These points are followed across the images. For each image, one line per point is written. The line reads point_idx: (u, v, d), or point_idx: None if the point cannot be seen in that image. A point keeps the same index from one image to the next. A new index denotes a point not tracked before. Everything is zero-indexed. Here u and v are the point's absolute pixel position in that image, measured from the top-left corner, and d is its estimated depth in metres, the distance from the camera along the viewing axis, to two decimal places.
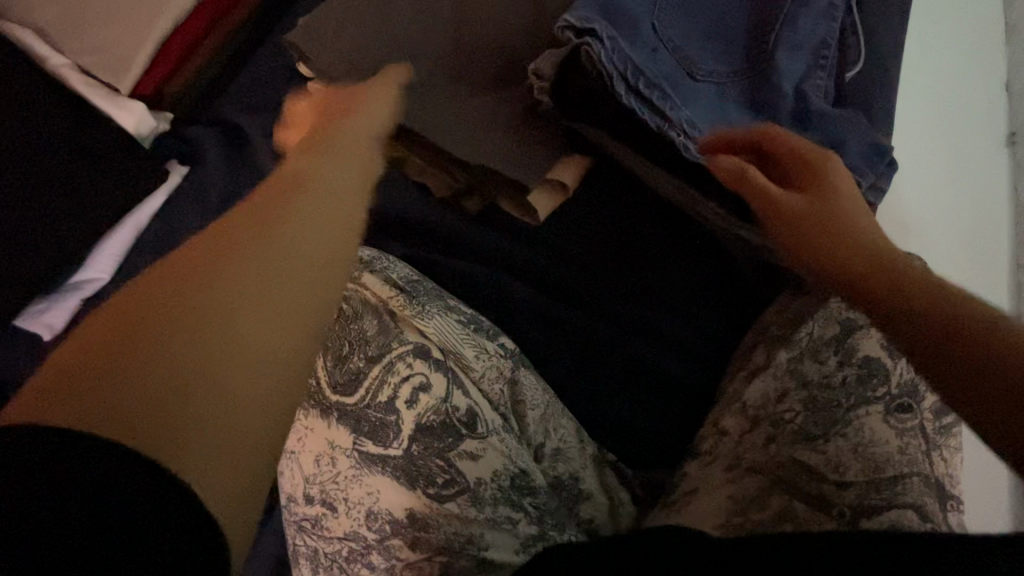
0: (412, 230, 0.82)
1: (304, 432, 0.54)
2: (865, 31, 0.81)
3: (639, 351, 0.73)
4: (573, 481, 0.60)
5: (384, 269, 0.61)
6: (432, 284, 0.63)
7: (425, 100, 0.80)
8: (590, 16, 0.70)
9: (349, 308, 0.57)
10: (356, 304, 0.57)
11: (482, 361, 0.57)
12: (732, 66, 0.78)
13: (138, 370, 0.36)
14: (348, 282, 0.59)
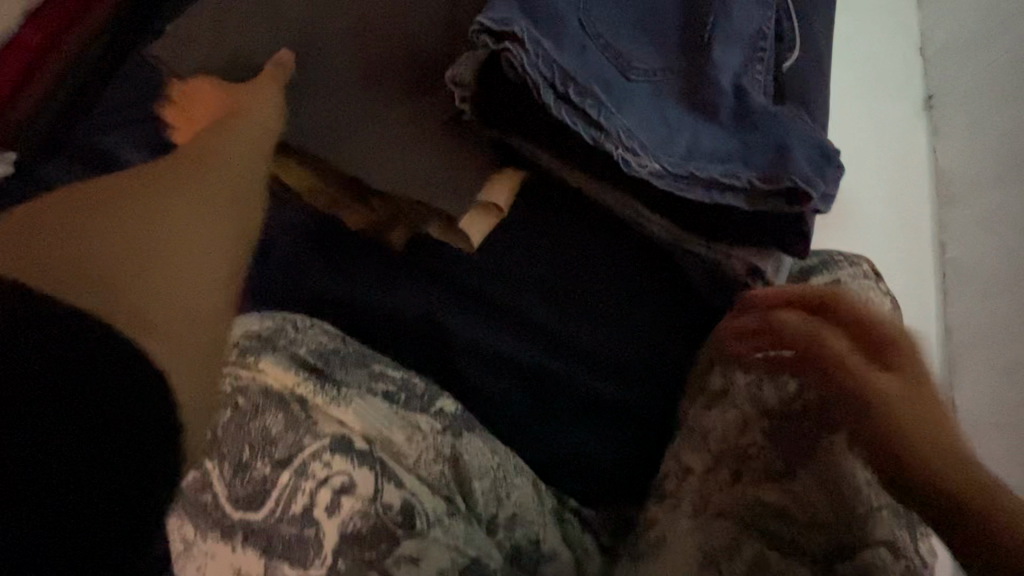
0: (330, 260, 0.70)
1: (204, 562, 0.44)
2: (800, 16, 0.76)
3: (595, 387, 0.66)
4: (532, 547, 0.54)
5: (287, 341, 0.49)
6: (355, 346, 0.54)
7: (326, 116, 0.68)
8: (507, 16, 0.62)
9: (248, 403, 0.46)
10: (256, 395, 0.46)
11: (416, 444, 0.49)
12: (668, 61, 0.71)
13: (85, 241, 0.38)
14: (234, 367, 0.46)
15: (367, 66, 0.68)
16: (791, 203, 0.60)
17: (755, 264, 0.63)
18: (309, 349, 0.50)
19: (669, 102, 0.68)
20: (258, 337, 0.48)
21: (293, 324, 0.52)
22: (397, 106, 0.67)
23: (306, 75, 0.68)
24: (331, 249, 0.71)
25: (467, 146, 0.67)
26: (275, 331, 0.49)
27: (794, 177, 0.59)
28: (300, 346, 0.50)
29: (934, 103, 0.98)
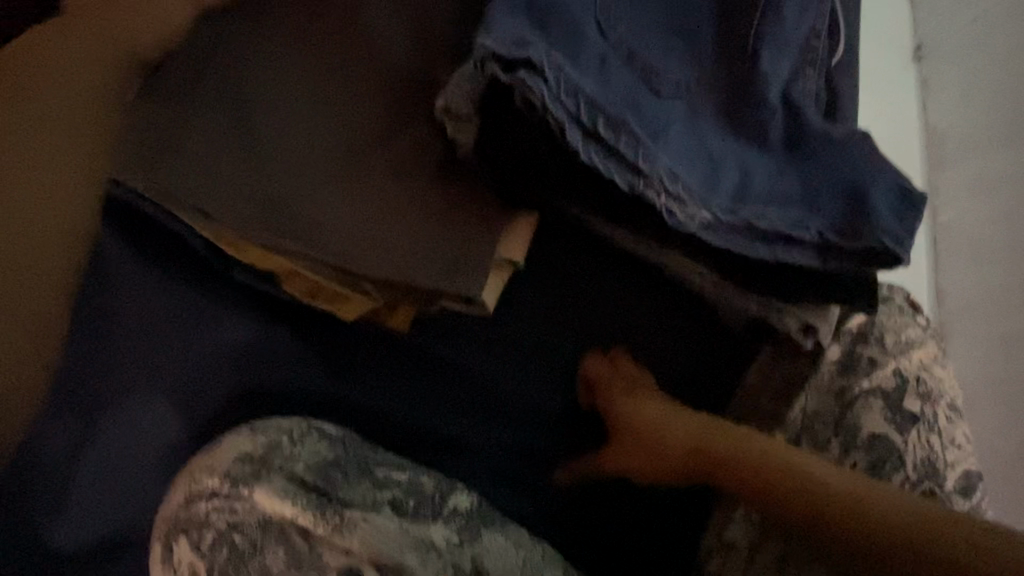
0: (308, 322, 0.61)
1: None
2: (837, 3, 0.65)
3: None
4: None
5: (286, 459, 0.44)
6: (354, 450, 0.49)
7: (292, 171, 0.55)
8: (519, 36, 0.49)
9: (245, 540, 0.41)
10: (253, 529, 0.41)
11: (431, 565, 0.44)
12: (704, 71, 0.59)
13: None
14: (233, 499, 0.42)
15: (339, 93, 0.56)
16: (869, 263, 0.53)
17: (811, 322, 0.57)
18: (308, 467, 0.45)
19: (709, 125, 0.58)
20: (249, 459, 0.44)
21: (290, 436, 0.47)
22: (382, 148, 0.55)
23: (271, 126, 0.55)
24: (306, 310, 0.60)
25: (466, 187, 0.56)
26: (274, 446, 0.45)
27: (879, 234, 0.52)
28: (296, 463, 0.45)
29: (924, 53, 0.96)
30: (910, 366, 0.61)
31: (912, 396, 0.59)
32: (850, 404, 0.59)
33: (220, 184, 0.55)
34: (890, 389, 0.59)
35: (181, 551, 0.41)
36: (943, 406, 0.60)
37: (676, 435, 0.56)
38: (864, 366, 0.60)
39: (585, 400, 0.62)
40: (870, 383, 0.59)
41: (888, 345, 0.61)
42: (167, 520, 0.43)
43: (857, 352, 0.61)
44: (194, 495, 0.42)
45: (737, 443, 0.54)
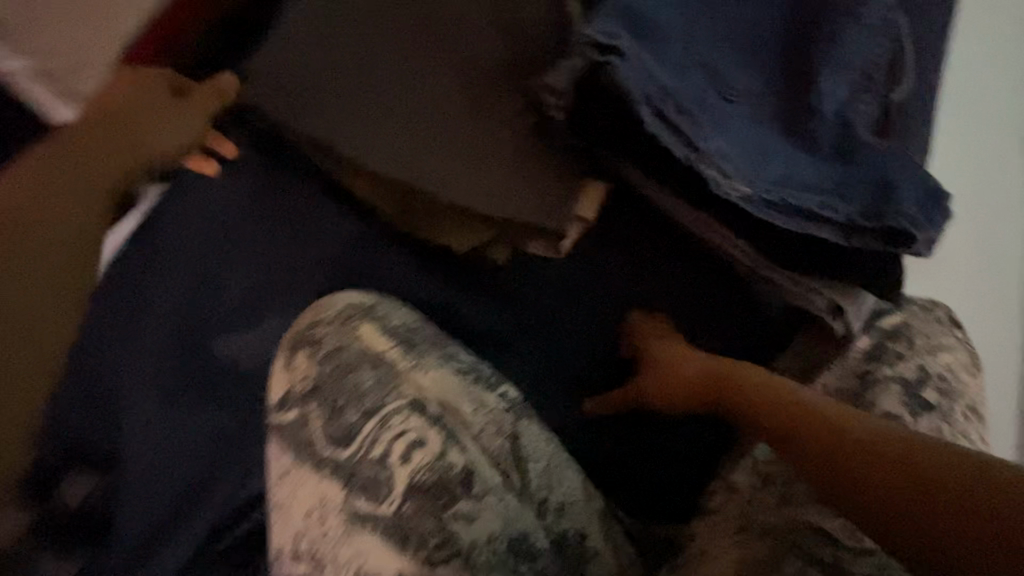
0: None
1: (297, 484, 0.50)
2: (917, 50, 0.72)
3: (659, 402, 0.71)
4: (578, 538, 0.58)
5: (384, 316, 0.57)
6: (431, 329, 0.60)
7: (420, 109, 0.68)
8: (614, 30, 0.63)
9: (347, 359, 0.53)
10: (355, 354, 0.53)
11: (480, 416, 0.55)
12: (773, 82, 0.69)
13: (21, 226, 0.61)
14: (348, 326, 0.55)
15: (469, 57, 0.69)
16: (891, 242, 0.61)
17: (839, 304, 0.65)
18: (400, 325, 0.57)
19: (767, 124, 0.68)
20: (358, 308, 0.57)
21: (387, 304, 0.59)
22: (494, 102, 0.68)
23: (407, 69, 0.68)
24: None
25: (555, 152, 0.69)
26: (376, 308, 0.58)
27: (903, 219, 0.60)
28: (391, 320, 0.58)
29: None
30: (932, 363, 0.65)
31: (930, 387, 0.63)
32: (870, 386, 0.63)
33: (342, 104, 0.67)
34: (910, 378, 0.63)
35: (300, 359, 0.54)
36: (959, 403, 0.63)
37: (701, 373, 0.64)
38: (889, 356, 0.65)
39: (625, 343, 0.70)
40: (892, 371, 0.64)
41: (915, 345, 0.66)
42: (291, 337, 0.56)
43: (885, 344, 0.66)
44: (316, 323, 0.56)
45: (763, 386, 0.59)
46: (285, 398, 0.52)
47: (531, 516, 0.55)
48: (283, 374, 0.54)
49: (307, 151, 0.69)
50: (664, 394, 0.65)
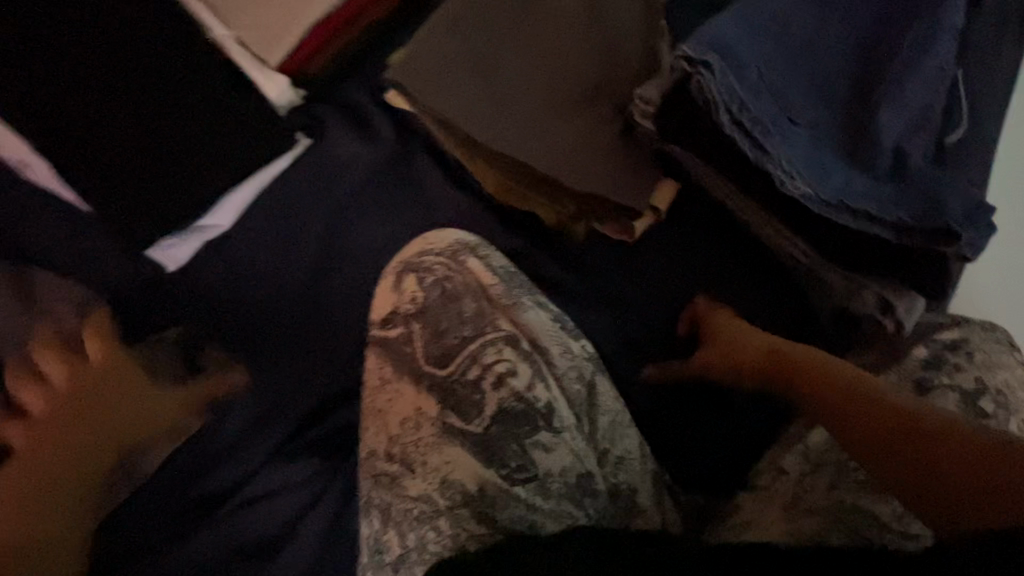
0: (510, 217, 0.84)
1: (394, 395, 0.57)
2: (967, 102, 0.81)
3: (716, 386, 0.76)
4: (630, 492, 0.61)
5: (487, 256, 0.63)
6: (524, 278, 0.64)
7: (522, 104, 0.79)
8: (706, 48, 0.70)
9: (452, 288, 0.59)
10: (459, 284, 0.60)
11: (565, 360, 0.59)
12: (840, 108, 0.76)
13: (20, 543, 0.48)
14: (455, 261, 0.62)
15: (572, 64, 0.80)
16: (939, 242, 0.65)
17: (889, 301, 0.70)
18: (499, 267, 0.63)
19: (831, 143, 0.74)
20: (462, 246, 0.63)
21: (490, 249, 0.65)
22: (589, 102, 0.80)
23: (516, 68, 0.80)
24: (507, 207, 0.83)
25: (635, 153, 0.79)
26: (481, 248, 0.63)
27: (949, 221, 0.64)
28: (491, 261, 0.63)
29: None
30: (991, 377, 0.65)
31: (988, 398, 0.63)
32: (927, 389, 0.65)
33: (458, 94, 0.80)
34: (969, 388, 0.64)
35: (408, 283, 0.60)
36: (1018, 417, 0.63)
37: (756, 352, 0.69)
38: (948, 366, 0.66)
39: (684, 322, 0.77)
40: (951, 379, 0.65)
41: (974, 360, 0.66)
42: (401, 263, 0.62)
43: (943, 355, 0.67)
44: (426, 252, 0.63)
45: (821, 367, 0.63)
46: (391, 316, 0.59)
47: (594, 461, 0.58)
48: (391, 294, 0.60)
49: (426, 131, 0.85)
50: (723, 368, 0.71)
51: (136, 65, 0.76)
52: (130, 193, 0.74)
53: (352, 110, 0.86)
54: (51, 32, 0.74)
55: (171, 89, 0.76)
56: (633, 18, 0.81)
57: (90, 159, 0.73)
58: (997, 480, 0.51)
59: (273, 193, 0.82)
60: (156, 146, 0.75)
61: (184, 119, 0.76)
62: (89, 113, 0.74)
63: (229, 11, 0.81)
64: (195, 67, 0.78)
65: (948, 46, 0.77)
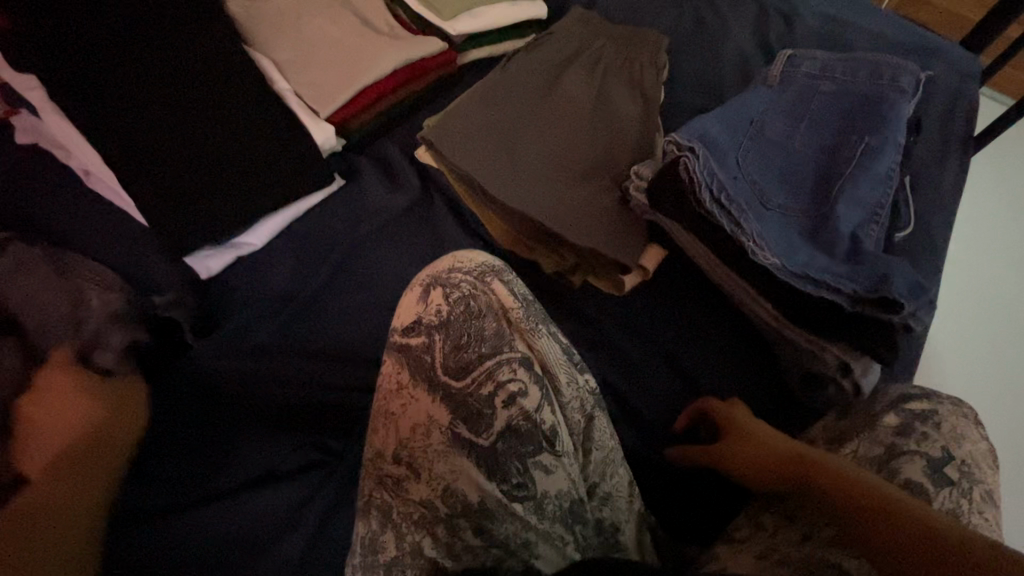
0: (516, 265, 0.95)
1: (409, 401, 0.62)
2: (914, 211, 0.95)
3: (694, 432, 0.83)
4: (614, 530, 0.63)
5: (511, 280, 0.66)
6: (540, 308, 0.67)
7: (539, 168, 0.92)
8: (693, 138, 0.84)
9: (475, 307, 0.64)
10: (482, 303, 0.64)
11: (571, 390, 0.62)
12: (807, 198, 0.88)
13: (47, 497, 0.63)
14: (480, 282, 0.65)
15: (584, 142, 0.94)
16: (885, 311, 0.75)
17: (847, 364, 0.78)
18: (520, 293, 0.65)
19: (798, 226, 0.86)
20: (487, 267, 0.67)
21: (511, 273, 0.68)
22: (596, 173, 0.92)
23: (537, 140, 0.94)
24: (514, 257, 0.94)
25: (634, 218, 0.90)
26: (505, 272, 0.67)
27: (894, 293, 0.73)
28: (514, 287, 0.66)
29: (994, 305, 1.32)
30: (957, 449, 0.68)
31: (954, 467, 0.67)
32: (898, 454, 0.67)
33: (481, 155, 0.92)
34: (935, 456, 0.67)
35: (434, 296, 0.66)
36: (981, 487, 0.67)
37: (760, 437, 0.70)
38: (917, 435, 0.68)
39: (694, 409, 0.80)
40: (919, 446, 0.68)
41: (942, 430, 0.69)
42: (429, 276, 0.67)
43: (913, 425, 0.69)
44: (454, 268, 0.67)
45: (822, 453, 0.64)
46: (414, 325, 0.65)
47: (583, 494, 0.60)
48: (417, 305, 0.66)
49: (450, 185, 0.97)
50: (725, 449, 0.71)
51: (215, 103, 0.90)
52: (168, 192, 0.84)
53: (389, 163, 0.99)
54: (151, 76, 0.88)
55: (238, 124, 0.89)
56: (638, 114, 0.98)
57: (160, 177, 0.84)
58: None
59: (310, 225, 0.93)
60: (219, 171, 0.87)
61: (243, 152, 0.88)
62: (166, 134, 0.86)
63: (299, 71, 0.96)
64: (262, 113, 0.91)
65: (893, 158, 0.91)
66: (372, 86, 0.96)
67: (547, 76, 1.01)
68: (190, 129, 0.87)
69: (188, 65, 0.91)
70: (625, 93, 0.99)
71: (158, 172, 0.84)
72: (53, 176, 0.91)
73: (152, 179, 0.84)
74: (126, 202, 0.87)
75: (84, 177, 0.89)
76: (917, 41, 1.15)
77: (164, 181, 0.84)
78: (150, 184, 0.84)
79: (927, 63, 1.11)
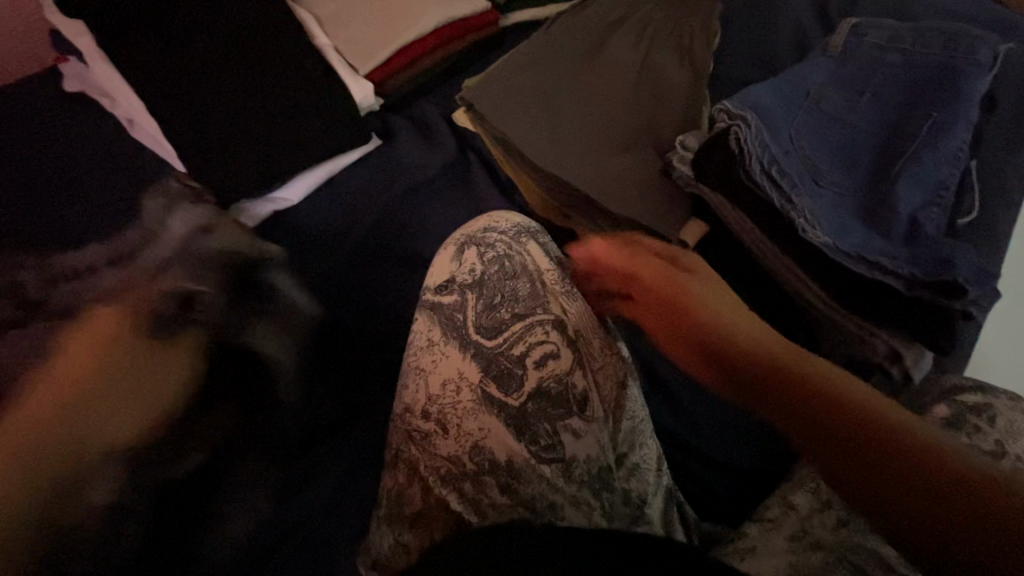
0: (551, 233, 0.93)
1: (440, 357, 0.61)
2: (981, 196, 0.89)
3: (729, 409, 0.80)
4: (640, 501, 0.60)
5: (546, 243, 0.66)
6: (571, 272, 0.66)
7: (579, 133, 0.89)
8: (744, 107, 0.79)
9: (511, 268, 0.63)
10: (517, 264, 0.64)
11: (604, 355, 0.61)
12: (863, 176, 0.83)
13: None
14: (516, 244, 0.65)
15: (627, 109, 0.90)
16: (942, 297, 0.70)
17: (898, 350, 0.74)
18: (554, 257, 0.66)
19: (852, 204, 0.81)
20: (522, 228, 0.67)
21: (546, 237, 0.67)
22: (638, 141, 0.89)
23: (577, 104, 0.91)
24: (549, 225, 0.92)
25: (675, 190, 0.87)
26: (541, 234, 0.67)
27: (954, 276, 0.69)
28: (549, 250, 0.66)
29: None
30: (1013, 445, 0.64)
31: (1009, 463, 0.62)
32: None
33: (520, 118, 0.90)
34: (988, 451, 0.63)
35: (469, 254, 0.65)
36: None
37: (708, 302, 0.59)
38: (968, 428, 0.65)
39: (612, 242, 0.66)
40: (970, 439, 0.64)
41: (997, 425, 0.65)
42: (465, 234, 0.67)
43: (965, 417, 0.66)
44: (490, 227, 0.67)
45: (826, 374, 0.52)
46: (448, 283, 0.64)
47: (612, 461, 0.59)
48: (451, 262, 0.65)
49: (487, 149, 0.95)
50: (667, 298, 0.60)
51: (256, 56, 0.89)
52: (211, 145, 0.85)
53: (425, 124, 0.98)
54: (195, 27, 0.88)
55: (277, 78, 0.89)
56: (685, 80, 0.93)
57: (204, 129, 0.85)
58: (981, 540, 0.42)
59: (345, 184, 0.93)
60: (259, 125, 0.87)
61: (283, 107, 0.88)
62: (209, 87, 0.86)
63: (339, 29, 0.95)
64: (302, 68, 0.90)
65: (962, 137, 0.84)
66: (411, 46, 0.95)
67: (591, 39, 0.97)
68: (231, 83, 0.87)
69: (231, 17, 0.90)
70: (673, 60, 0.94)
71: (202, 125, 0.85)
72: (98, 125, 0.92)
73: (196, 131, 0.85)
74: (170, 154, 0.88)
75: (129, 126, 0.91)
76: (995, 12, 1.05)
77: (208, 134, 0.85)
78: (194, 137, 0.85)
79: (1006, 36, 1.02)
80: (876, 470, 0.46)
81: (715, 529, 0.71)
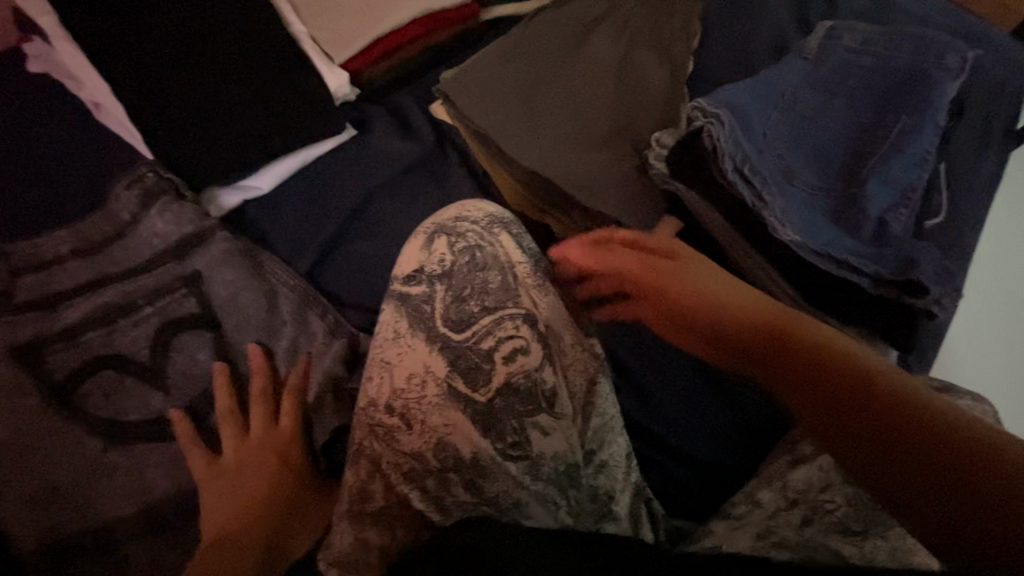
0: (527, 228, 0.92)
1: (406, 350, 0.60)
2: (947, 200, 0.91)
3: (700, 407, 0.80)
4: (607, 498, 0.59)
5: (519, 235, 0.66)
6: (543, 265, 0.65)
7: (556, 128, 0.88)
8: (720, 105, 0.80)
9: (482, 260, 0.63)
10: (488, 256, 0.63)
11: (574, 351, 0.61)
12: (834, 176, 0.84)
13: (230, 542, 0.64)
14: (488, 235, 0.64)
15: (605, 104, 0.90)
16: (907, 296, 0.72)
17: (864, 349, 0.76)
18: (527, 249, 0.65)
19: (823, 204, 0.82)
20: (494, 219, 0.66)
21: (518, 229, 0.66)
22: (615, 137, 0.89)
23: (556, 98, 0.91)
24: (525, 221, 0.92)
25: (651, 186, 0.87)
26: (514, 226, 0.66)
27: (918, 276, 0.70)
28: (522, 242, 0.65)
29: None
30: None
31: None
32: None
33: (497, 111, 0.89)
34: None
35: (439, 244, 0.64)
36: None
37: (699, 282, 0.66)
38: None
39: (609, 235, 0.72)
40: None
41: None
42: (434, 224, 0.65)
43: None
44: (462, 217, 0.66)
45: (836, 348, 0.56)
46: (416, 273, 0.63)
47: (579, 458, 0.58)
48: (420, 252, 0.64)
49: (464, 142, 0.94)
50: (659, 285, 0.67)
51: (226, 39, 0.87)
52: (176, 129, 0.83)
53: (401, 115, 0.96)
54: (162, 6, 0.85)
55: (248, 63, 0.86)
56: (664, 77, 0.93)
57: (171, 113, 0.83)
58: (972, 499, 0.43)
59: (317, 175, 0.90)
60: (229, 111, 0.85)
61: (253, 93, 0.86)
62: (176, 70, 0.84)
63: (315, 15, 0.93)
64: (274, 54, 0.88)
65: (930, 141, 0.86)
66: (388, 36, 0.94)
67: (571, 33, 0.97)
68: (200, 67, 0.85)
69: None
70: (652, 56, 0.94)
71: (166, 109, 0.83)
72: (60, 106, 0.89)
73: (160, 115, 0.82)
74: (136, 136, 0.83)
75: (95, 110, 0.86)
76: (966, 21, 1.07)
77: (173, 118, 0.83)
78: (159, 121, 0.82)
79: (976, 44, 1.04)
80: (843, 424, 0.50)
81: (683, 525, 0.72)
